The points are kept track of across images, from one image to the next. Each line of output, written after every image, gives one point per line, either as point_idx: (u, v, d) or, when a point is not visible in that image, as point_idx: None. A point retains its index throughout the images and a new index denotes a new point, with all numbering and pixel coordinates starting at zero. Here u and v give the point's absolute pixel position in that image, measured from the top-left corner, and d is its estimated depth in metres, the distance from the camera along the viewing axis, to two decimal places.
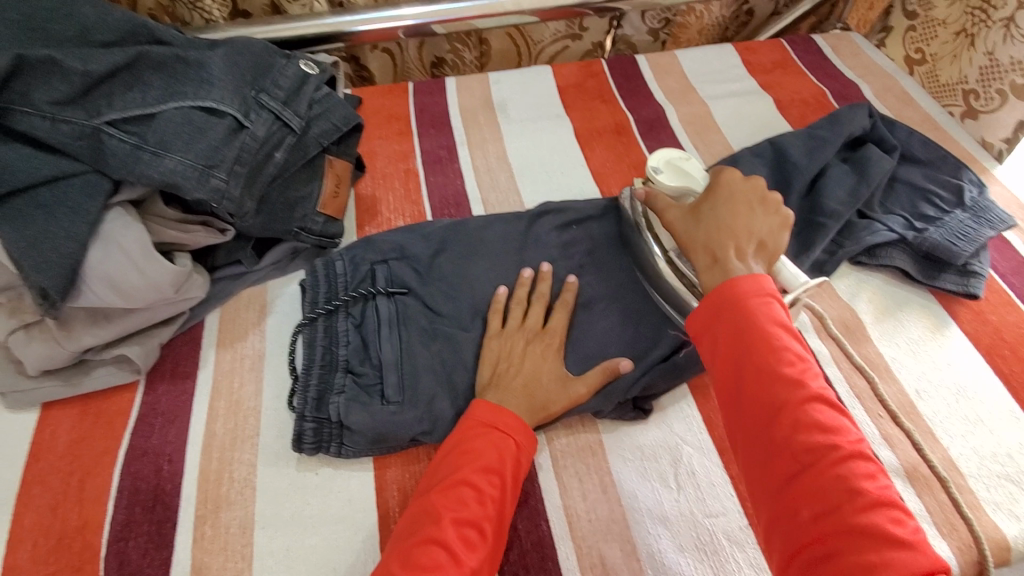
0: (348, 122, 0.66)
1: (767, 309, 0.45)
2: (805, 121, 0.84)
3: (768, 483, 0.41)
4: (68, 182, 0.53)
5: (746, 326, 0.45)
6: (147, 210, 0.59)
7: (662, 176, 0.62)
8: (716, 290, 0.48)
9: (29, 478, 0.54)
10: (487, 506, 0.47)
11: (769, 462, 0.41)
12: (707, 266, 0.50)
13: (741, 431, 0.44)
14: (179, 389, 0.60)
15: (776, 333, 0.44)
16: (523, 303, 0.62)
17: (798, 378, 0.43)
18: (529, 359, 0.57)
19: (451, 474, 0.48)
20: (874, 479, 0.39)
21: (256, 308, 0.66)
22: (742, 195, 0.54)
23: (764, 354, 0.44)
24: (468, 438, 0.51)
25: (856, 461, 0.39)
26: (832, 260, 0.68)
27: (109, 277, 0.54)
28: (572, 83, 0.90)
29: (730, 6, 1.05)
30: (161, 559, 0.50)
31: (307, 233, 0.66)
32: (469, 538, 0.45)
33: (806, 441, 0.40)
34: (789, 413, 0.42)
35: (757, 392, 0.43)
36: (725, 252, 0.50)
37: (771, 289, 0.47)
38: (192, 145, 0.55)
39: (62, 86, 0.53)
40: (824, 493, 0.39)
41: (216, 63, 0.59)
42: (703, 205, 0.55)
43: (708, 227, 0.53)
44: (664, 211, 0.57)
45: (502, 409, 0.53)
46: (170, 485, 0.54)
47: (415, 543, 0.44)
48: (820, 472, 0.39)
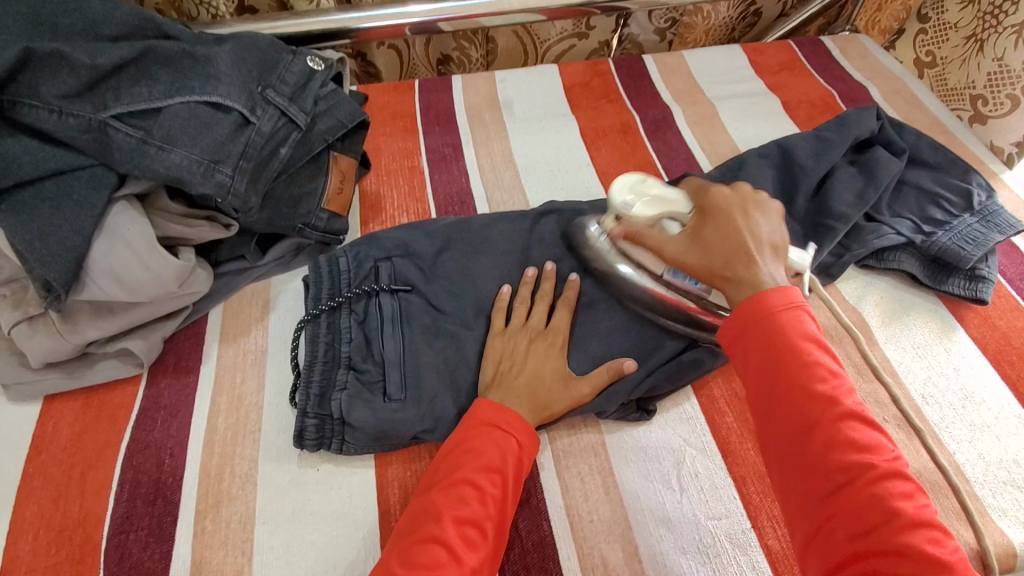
0: (353, 118, 0.67)
1: (797, 323, 0.45)
2: (812, 123, 0.84)
3: (802, 502, 0.41)
4: (74, 176, 0.53)
5: (777, 340, 0.44)
6: (152, 204, 0.59)
7: (636, 209, 0.59)
8: (744, 303, 0.47)
9: (31, 469, 0.54)
10: (488, 505, 0.47)
11: (803, 480, 0.41)
12: (732, 286, 0.49)
13: (774, 447, 0.43)
14: (181, 383, 0.60)
15: (807, 348, 0.44)
16: (526, 302, 0.61)
17: (832, 394, 0.42)
18: (532, 359, 0.57)
19: (453, 473, 0.48)
20: (910, 498, 0.38)
21: (259, 304, 0.66)
22: (737, 207, 0.53)
23: (796, 369, 0.43)
24: (471, 437, 0.51)
25: (892, 479, 0.39)
26: (840, 263, 0.68)
27: (113, 270, 0.54)
28: (578, 82, 0.90)
29: (738, 7, 1.05)
30: (161, 553, 0.50)
31: (311, 230, 0.66)
32: (470, 537, 0.45)
33: (841, 460, 0.40)
34: (823, 430, 0.41)
35: (790, 409, 0.42)
36: (747, 269, 0.49)
37: (799, 301, 0.46)
38: (199, 140, 0.55)
39: (68, 79, 0.53)
40: (861, 514, 0.38)
41: (223, 58, 0.59)
42: (700, 228, 0.54)
43: (718, 249, 0.51)
44: (660, 246, 0.55)
45: (504, 408, 0.52)
46: (172, 479, 0.54)
47: (416, 542, 0.44)
48: (855, 491, 0.39)
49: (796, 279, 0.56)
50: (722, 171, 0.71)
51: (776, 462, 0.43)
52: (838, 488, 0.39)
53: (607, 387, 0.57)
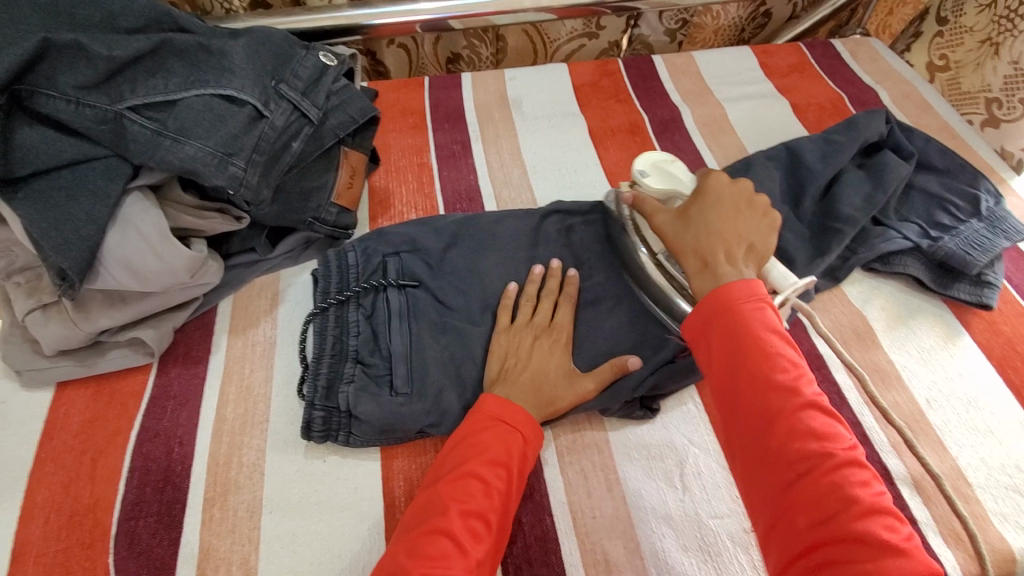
0: (364, 114, 0.67)
1: (760, 315, 0.45)
2: (821, 125, 0.84)
3: (764, 492, 0.41)
4: (90, 166, 0.54)
5: (740, 332, 0.45)
6: (165, 196, 0.59)
7: (649, 179, 0.60)
8: (709, 294, 0.47)
9: (42, 455, 0.55)
10: (493, 498, 0.47)
11: (765, 470, 0.41)
12: (698, 270, 0.50)
13: (735, 438, 0.44)
14: (191, 373, 0.61)
15: (769, 339, 0.44)
16: (533, 299, 0.62)
17: (792, 385, 0.42)
18: (537, 355, 0.58)
19: (459, 466, 0.49)
20: (868, 486, 0.39)
21: (269, 296, 0.67)
22: (730, 199, 0.54)
23: (759, 361, 0.43)
24: (476, 431, 0.51)
25: (851, 467, 0.39)
26: (845, 267, 0.68)
27: (126, 260, 0.55)
28: (587, 82, 0.90)
29: (748, 8, 1.05)
30: (170, 539, 0.51)
31: (320, 224, 0.67)
32: (475, 530, 0.45)
33: (801, 449, 0.40)
34: (784, 420, 0.41)
35: (752, 400, 0.43)
36: (716, 259, 0.49)
37: (763, 295, 0.47)
38: (213, 132, 0.56)
39: (86, 71, 0.54)
40: (820, 502, 0.38)
41: (238, 51, 0.60)
42: (692, 208, 0.55)
43: (697, 231, 0.52)
44: (651, 214, 0.57)
45: (510, 403, 0.53)
46: (181, 467, 0.55)
47: (421, 534, 0.45)
48: (815, 480, 0.39)
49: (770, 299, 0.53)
50: (730, 172, 0.71)
51: (739, 453, 0.43)
52: (798, 477, 0.40)
53: (611, 385, 0.58)
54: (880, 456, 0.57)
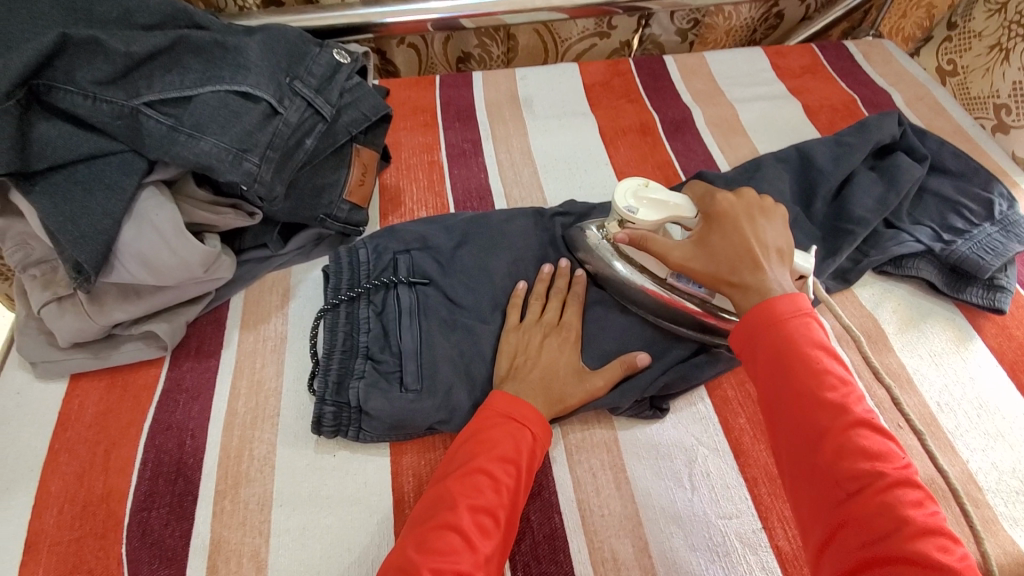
0: (377, 112, 0.68)
1: (807, 331, 0.46)
2: (833, 127, 0.84)
3: (813, 510, 0.41)
4: (106, 160, 0.55)
5: (785, 348, 0.45)
6: (180, 191, 0.60)
7: (640, 214, 0.57)
8: (753, 310, 0.48)
9: (56, 446, 0.56)
10: (502, 494, 0.47)
11: (814, 488, 0.41)
12: (741, 292, 0.50)
13: (784, 455, 0.44)
14: (203, 366, 0.61)
15: (817, 356, 0.44)
16: (542, 297, 0.62)
17: (841, 402, 0.42)
18: (546, 352, 0.58)
19: (468, 462, 0.49)
20: (922, 506, 0.38)
21: (280, 292, 0.67)
22: (741, 217, 0.54)
23: (805, 377, 0.44)
24: (486, 428, 0.51)
25: (903, 487, 0.39)
26: (856, 269, 0.68)
27: (141, 254, 0.55)
28: (598, 81, 0.90)
29: (760, 9, 1.04)
30: (182, 530, 0.51)
31: (332, 220, 0.67)
32: (483, 525, 0.45)
33: (851, 467, 0.40)
34: (833, 438, 0.41)
35: (801, 417, 0.43)
36: (753, 276, 0.50)
37: (808, 310, 0.47)
38: (227, 129, 0.56)
39: (103, 66, 0.54)
40: (872, 522, 0.38)
41: (253, 48, 0.60)
42: (704, 232, 0.55)
43: (723, 255, 0.52)
44: (666, 252, 0.55)
45: (520, 401, 0.53)
46: (192, 460, 0.55)
47: (431, 527, 0.45)
48: (866, 499, 0.39)
49: (801, 282, 0.56)
50: (741, 173, 0.71)
51: (788, 471, 0.43)
52: (849, 496, 0.40)
53: (620, 384, 0.58)
54: None
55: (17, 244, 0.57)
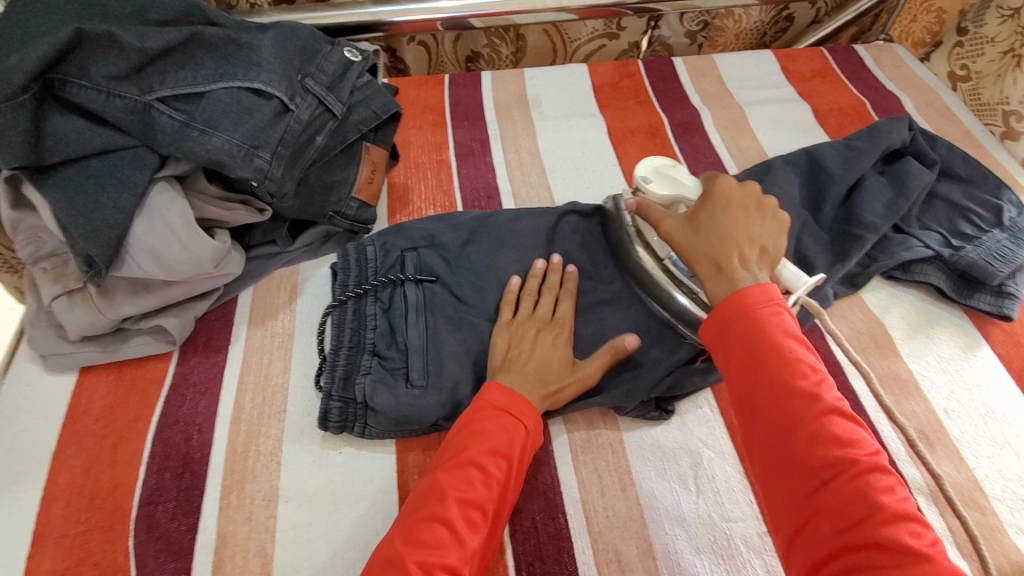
0: (387, 110, 0.68)
1: (778, 320, 0.45)
2: (842, 131, 0.83)
3: (787, 500, 0.41)
4: (118, 155, 0.55)
5: (757, 338, 0.45)
6: (190, 186, 0.60)
7: (653, 185, 0.61)
8: (725, 301, 0.47)
9: (65, 438, 0.56)
10: (492, 488, 0.47)
11: (787, 478, 0.41)
12: (712, 274, 0.50)
13: (757, 445, 0.44)
14: (211, 362, 0.62)
15: (788, 345, 0.44)
16: (533, 293, 0.62)
17: (812, 390, 0.42)
18: (540, 346, 0.58)
19: (459, 454, 0.49)
20: (894, 492, 0.38)
21: (288, 288, 0.68)
22: (739, 203, 0.54)
23: (777, 367, 0.43)
24: (478, 419, 0.51)
25: (875, 473, 0.39)
26: (864, 274, 0.68)
27: (152, 249, 0.56)
28: (607, 82, 0.90)
29: (770, 12, 1.04)
30: (188, 525, 0.52)
31: (341, 218, 0.67)
32: (473, 519, 0.45)
33: (824, 456, 0.40)
34: (805, 428, 0.41)
35: (774, 407, 0.43)
36: (728, 261, 0.49)
37: (779, 300, 0.46)
38: (239, 125, 0.56)
39: (118, 62, 0.54)
40: (845, 510, 0.38)
41: (266, 45, 0.60)
42: (699, 212, 0.55)
43: (706, 237, 0.52)
44: (658, 221, 0.57)
45: (513, 393, 0.53)
46: (199, 454, 0.56)
47: (420, 520, 0.45)
48: (839, 487, 0.39)
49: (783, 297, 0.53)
50: (750, 176, 0.71)
51: (761, 462, 0.43)
52: (822, 485, 0.39)
53: (626, 384, 0.58)
54: (897, 465, 0.57)
55: (29, 237, 0.58)
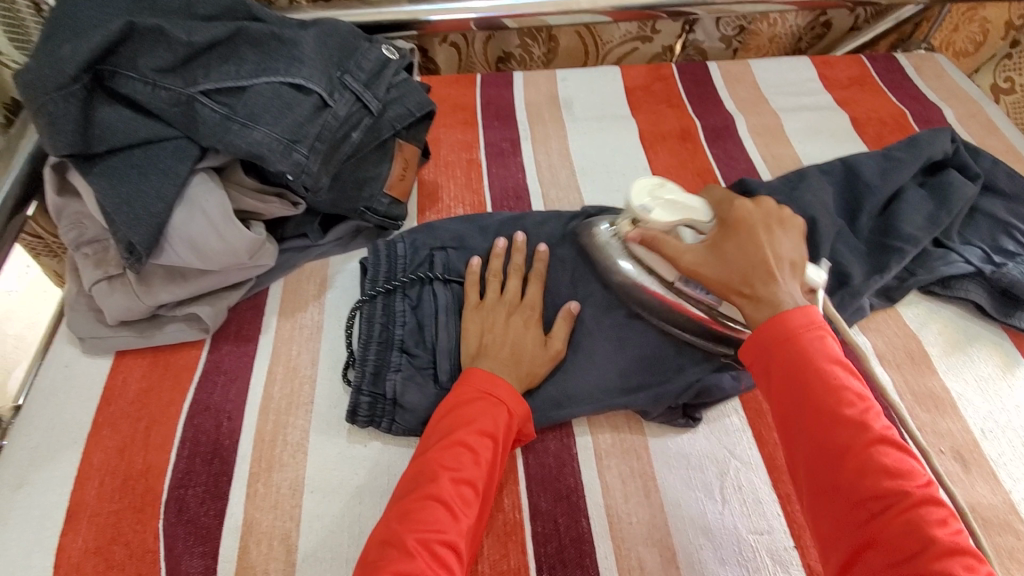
0: (421, 108, 0.68)
1: (821, 344, 0.45)
2: (882, 141, 0.82)
3: (834, 530, 0.41)
4: (161, 146, 0.56)
5: (803, 365, 0.44)
6: (229, 178, 0.61)
7: (655, 213, 0.57)
8: (767, 324, 0.47)
9: (101, 419, 0.58)
10: (482, 466, 0.48)
11: (834, 507, 0.41)
12: (751, 303, 0.49)
13: (803, 471, 0.43)
14: (241, 351, 0.63)
15: (834, 371, 0.44)
16: (499, 275, 0.62)
17: (861, 418, 0.42)
18: (511, 328, 0.57)
19: (448, 435, 0.49)
20: (946, 525, 0.38)
21: (317, 282, 0.69)
22: (758, 223, 0.53)
23: (824, 394, 0.43)
24: (464, 403, 0.51)
25: (927, 505, 0.39)
26: (901, 288, 0.66)
27: (190, 239, 0.57)
28: (639, 85, 0.90)
29: (807, 17, 1.03)
30: (216, 510, 0.53)
31: (372, 213, 0.68)
32: (466, 496, 0.46)
33: (874, 486, 0.40)
34: (855, 456, 0.41)
35: (822, 433, 0.43)
36: (767, 289, 0.49)
37: (823, 324, 0.46)
38: (280, 120, 0.57)
39: (165, 55, 0.56)
40: (898, 542, 0.38)
41: (308, 42, 0.61)
42: (720, 241, 0.53)
43: (737, 267, 0.51)
44: (677, 256, 0.54)
45: (495, 378, 0.53)
46: (229, 441, 0.57)
47: (415, 499, 0.45)
48: (891, 519, 0.39)
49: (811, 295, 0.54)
50: (783, 183, 0.70)
51: (806, 489, 0.43)
52: (871, 516, 0.39)
53: (652, 390, 0.57)
54: None
55: (72, 224, 0.60)
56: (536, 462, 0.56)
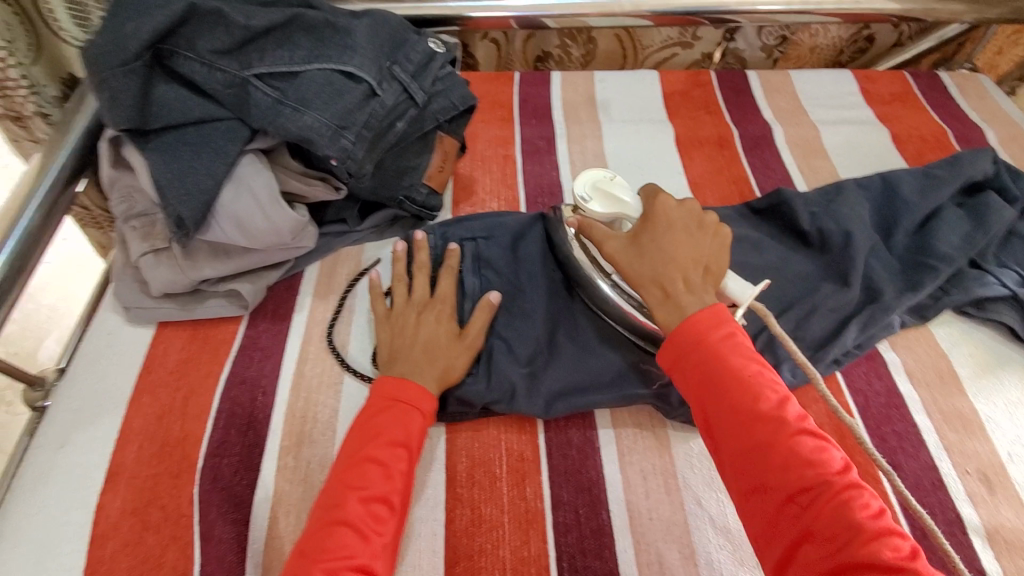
0: (465, 102, 0.69)
1: (733, 344, 0.47)
2: (921, 158, 0.81)
3: (769, 530, 0.41)
4: (213, 125, 0.58)
5: (720, 364, 0.46)
6: (275, 160, 0.63)
7: (593, 205, 0.59)
8: (680, 329, 0.48)
9: (142, 386, 0.60)
10: (394, 480, 0.49)
11: (764, 506, 0.42)
12: (661, 303, 0.50)
13: (732, 473, 0.44)
14: (277, 328, 0.65)
15: (750, 369, 0.46)
16: (404, 278, 0.63)
17: (777, 414, 0.44)
18: (423, 327, 0.58)
19: (357, 454, 0.50)
20: (870, 508, 0.40)
21: (351, 266, 0.70)
22: (680, 223, 0.54)
23: (741, 393, 0.45)
24: (374, 415, 0.52)
25: (849, 489, 0.40)
26: (935, 306, 0.66)
27: (236, 216, 0.59)
28: (678, 90, 0.90)
29: (848, 28, 1.02)
30: (249, 480, 0.55)
31: (410, 203, 0.69)
32: (378, 513, 0.47)
33: (799, 480, 0.41)
34: (777, 452, 0.42)
35: (742, 433, 0.44)
36: (677, 292, 0.50)
37: (731, 320, 0.49)
38: (330, 106, 0.59)
39: (224, 37, 0.58)
40: (828, 532, 0.39)
41: (361, 33, 0.63)
42: (641, 233, 0.54)
43: (652, 265, 0.52)
44: (601, 242, 0.55)
45: (406, 383, 0.54)
46: (262, 415, 0.58)
47: (324, 526, 0.46)
48: (820, 510, 0.40)
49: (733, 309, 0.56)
50: (819, 195, 0.71)
51: (736, 490, 0.44)
52: (801, 509, 0.40)
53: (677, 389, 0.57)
54: (954, 504, 0.54)
55: (124, 197, 0.63)
56: (559, 454, 0.57)
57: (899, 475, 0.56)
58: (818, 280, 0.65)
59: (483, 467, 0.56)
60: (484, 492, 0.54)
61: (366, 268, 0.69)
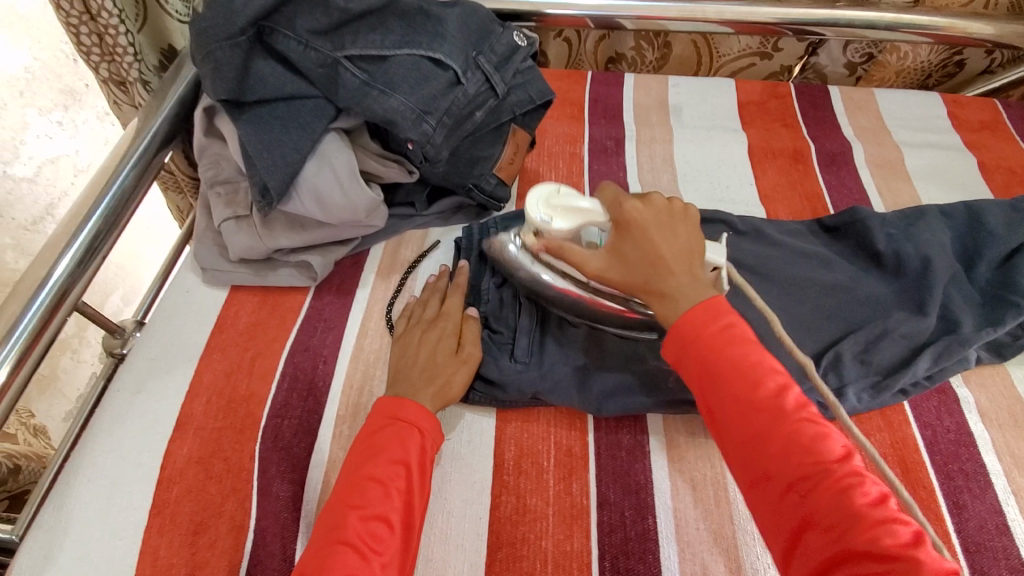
0: (542, 96, 0.69)
1: (732, 332, 0.47)
2: (1009, 191, 0.77)
3: (775, 518, 0.42)
4: (302, 102, 0.61)
5: (718, 355, 0.46)
6: (355, 140, 0.66)
7: (556, 223, 0.56)
8: (677, 326, 0.49)
9: (212, 344, 0.63)
10: (394, 498, 0.48)
11: (767, 496, 0.43)
12: (658, 303, 0.51)
13: (736, 464, 0.45)
14: (341, 302, 0.67)
15: (749, 358, 0.46)
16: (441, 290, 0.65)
17: (776, 403, 0.44)
18: (426, 344, 0.59)
19: (358, 471, 0.50)
20: (870, 495, 0.39)
21: (414, 248, 0.72)
22: (653, 224, 0.53)
23: (740, 383, 0.45)
24: (375, 433, 0.52)
25: (850, 477, 0.40)
26: (1014, 345, 0.63)
27: (317, 190, 0.61)
28: (753, 100, 0.88)
29: (941, 54, 0.97)
30: (307, 443, 0.57)
31: (478, 191, 0.70)
32: (376, 533, 0.46)
33: (798, 468, 0.42)
34: (776, 441, 0.43)
35: (743, 422, 0.44)
36: (670, 285, 0.51)
37: (728, 312, 0.49)
38: (417, 90, 0.61)
39: (321, 18, 0.60)
40: (828, 520, 0.39)
41: (450, 21, 0.65)
42: (618, 246, 0.54)
43: (638, 269, 0.52)
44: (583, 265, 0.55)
45: (404, 402, 0.53)
46: (323, 383, 0.60)
47: (325, 547, 0.45)
48: (819, 499, 0.40)
49: (717, 272, 0.56)
50: (899, 217, 0.68)
51: (742, 479, 0.44)
52: (801, 498, 0.41)
53: None
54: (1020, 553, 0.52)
55: (212, 163, 0.66)
56: (608, 453, 0.57)
57: (964, 517, 0.53)
58: (891, 305, 0.63)
59: (531, 458, 0.56)
60: (531, 483, 0.55)
61: (428, 250, 0.71)
